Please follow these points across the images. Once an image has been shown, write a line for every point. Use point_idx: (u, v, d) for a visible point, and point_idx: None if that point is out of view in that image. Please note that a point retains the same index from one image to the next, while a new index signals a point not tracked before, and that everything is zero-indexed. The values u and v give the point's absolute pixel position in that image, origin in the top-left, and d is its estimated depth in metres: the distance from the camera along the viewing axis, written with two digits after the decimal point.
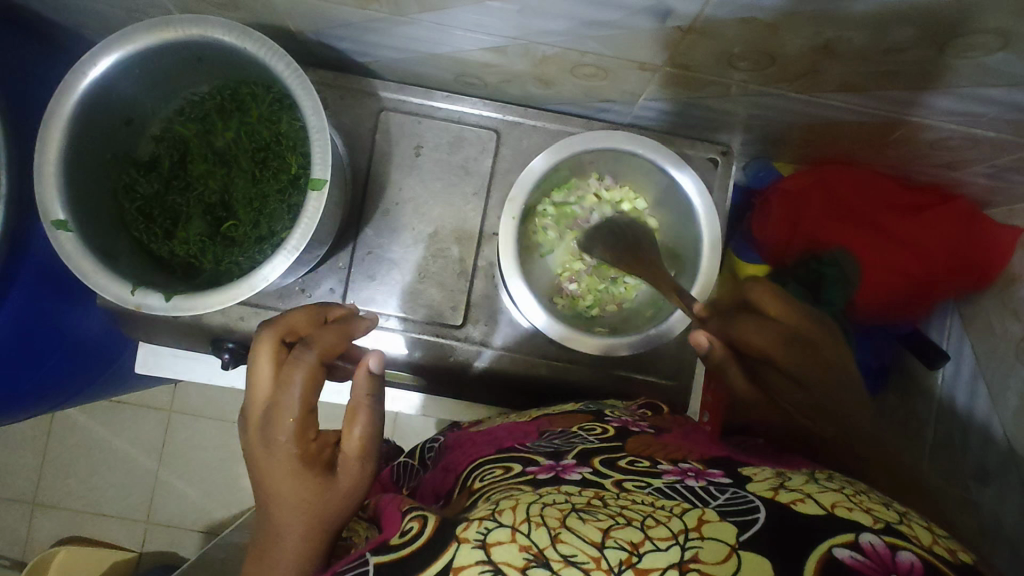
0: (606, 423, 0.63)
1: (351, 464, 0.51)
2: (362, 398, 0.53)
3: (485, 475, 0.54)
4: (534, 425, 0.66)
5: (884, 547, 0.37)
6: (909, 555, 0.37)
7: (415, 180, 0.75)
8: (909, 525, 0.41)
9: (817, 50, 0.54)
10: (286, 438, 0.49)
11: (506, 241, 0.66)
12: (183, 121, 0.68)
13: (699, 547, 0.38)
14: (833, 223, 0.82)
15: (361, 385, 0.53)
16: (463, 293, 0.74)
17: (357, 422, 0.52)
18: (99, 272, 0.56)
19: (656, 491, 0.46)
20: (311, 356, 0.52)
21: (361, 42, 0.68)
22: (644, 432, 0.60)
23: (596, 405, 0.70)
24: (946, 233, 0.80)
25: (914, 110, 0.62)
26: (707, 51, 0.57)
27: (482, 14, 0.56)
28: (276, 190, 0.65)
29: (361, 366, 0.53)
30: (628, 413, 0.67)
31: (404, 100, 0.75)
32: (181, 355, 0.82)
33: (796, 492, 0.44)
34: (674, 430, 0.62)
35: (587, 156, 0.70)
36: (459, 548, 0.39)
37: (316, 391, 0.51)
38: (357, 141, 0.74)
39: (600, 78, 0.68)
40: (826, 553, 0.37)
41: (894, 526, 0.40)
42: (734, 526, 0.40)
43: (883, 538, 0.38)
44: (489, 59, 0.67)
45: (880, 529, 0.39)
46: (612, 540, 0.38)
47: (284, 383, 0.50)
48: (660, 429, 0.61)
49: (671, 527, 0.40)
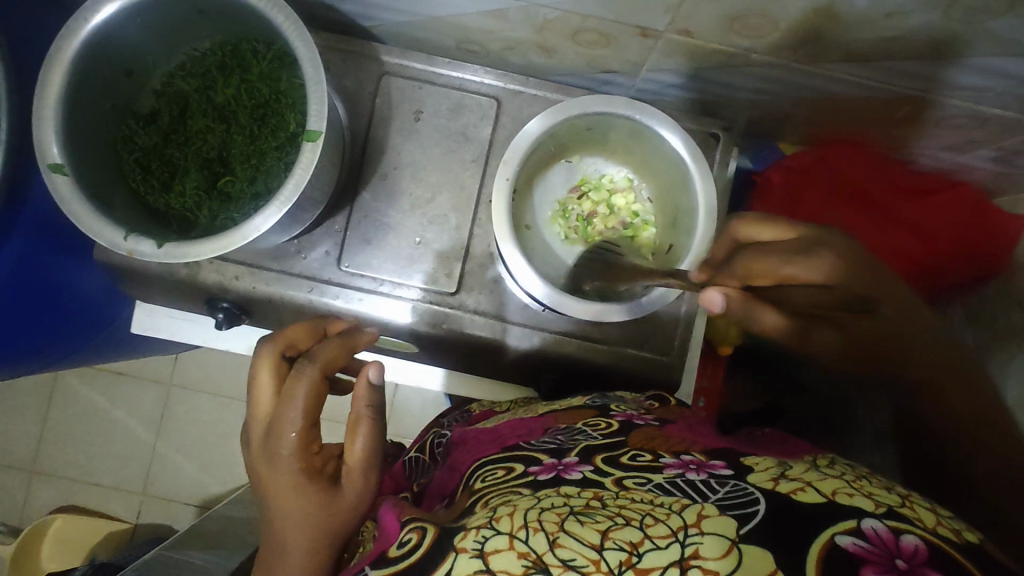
0: (611, 418, 0.61)
1: (355, 475, 0.52)
2: (362, 411, 0.52)
3: (487, 476, 0.54)
4: (540, 421, 0.65)
5: (888, 533, 0.35)
6: (913, 539, 0.34)
7: (414, 146, 0.75)
8: (912, 508, 0.38)
9: (819, 13, 0.53)
10: (289, 451, 0.48)
11: (501, 198, 0.65)
12: (184, 75, 0.68)
13: (699, 542, 0.36)
14: (835, 202, 0.80)
15: (360, 398, 0.52)
16: (458, 261, 0.74)
17: (358, 435, 0.53)
18: (95, 220, 0.56)
19: (656, 488, 0.44)
20: (312, 370, 0.51)
21: (364, 4, 0.68)
22: (649, 424, 0.59)
23: (602, 400, 0.69)
24: (952, 215, 0.79)
25: (919, 83, 0.61)
26: (707, 13, 0.56)
27: None
28: (273, 148, 0.65)
29: (359, 378, 0.52)
30: (634, 406, 0.66)
31: (406, 65, 0.75)
32: (178, 317, 0.82)
33: (796, 481, 0.41)
34: (680, 421, 0.61)
35: (583, 123, 0.69)
36: (458, 557, 0.39)
37: (317, 412, 0.50)
38: (358, 105, 0.74)
39: (601, 46, 0.68)
40: (829, 541, 0.35)
41: (896, 509, 0.37)
42: (733, 520, 0.38)
43: (886, 523, 0.36)
44: (490, 24, 0.67)
45: (882, 514, 0.37)
46: (612, 541, 0.37)
47: (286, 398, 0.49)
48: (665, 421, 0.60)
49: (670, 524, 0.38)
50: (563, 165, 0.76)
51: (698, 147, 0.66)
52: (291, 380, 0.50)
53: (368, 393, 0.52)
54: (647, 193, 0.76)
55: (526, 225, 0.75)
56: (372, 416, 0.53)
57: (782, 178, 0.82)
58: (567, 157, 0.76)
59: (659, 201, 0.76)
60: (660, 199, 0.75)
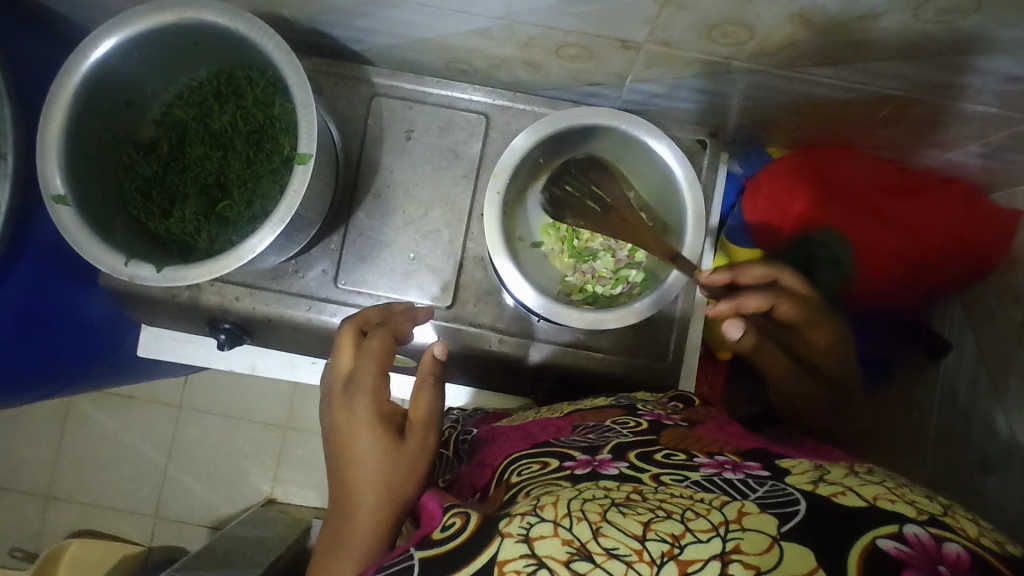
0: (639, 417, 0.56)
1: (418, 429, 0.51)
2: (426, 377, 0.55)
3: (523, 470, 0.49)
4: (567, 419, 0.60)
5: (930, 539, 0.33)
6: (956, 546, 0.33)
7: (406, 165, 0.76)
8: (953, 517, 0.36)
9: (792, 19, 0.54)
10: (366, 395, 0.51)
11: (492, 212, 0.67)
12: (181, 104, 0.70)
13: (740, 538, 0.34)
14: (824, 203, 0.80)
15: (425, 367, 0.56)
16: (452, 274, 0.75)
17: (422, 396, 0.54)
18: (97, 247, 0.58)
19: (694, 484, 0.40)
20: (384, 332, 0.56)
21: (353, 29, 0.70)
22: (678, 425, 0.53)
23: (627, 400, 0.63)
24: (944, 211, 0.79)
25: (898, 82, 0.62)
26: (684, 23, 0.58)
27: None
28: (269, 171, 0.67)
29: (425, 354, 0.57)
30: (659, 406, 0.60)
31: (396, 86, 0.77)
32: (182, 340, 0.84)
33: (836, 484, 0.38)
34: (709, 422, 0.55)
35: (568, 136, 0.70)
36: (502, 542, 0.35)
37: (387, 371, 0.54)
38: (351, 127, 0.77)
39: (584, 60, 0.69)
40: (869, 544, 0.33)
41: (940, 518, 0.35)
42: (774, 518, 0.35)
43: (929, 530, 0.33)
44: (476, 43, 0.69)
45: (926, 521, 0.34)
46: (654, 532, 0.34)
47: (366, 351, 0.54)
48: (694, 421, 0.55)
49: (711, 519, 0.35)
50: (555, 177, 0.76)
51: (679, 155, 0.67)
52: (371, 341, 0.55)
53: (432, 367, 0.56)
54: (635, 201, 0.76)
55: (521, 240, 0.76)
56: (436, 384, 0.55)
57: (770, 180, 0.82)
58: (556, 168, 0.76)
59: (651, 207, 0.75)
60: (651, 206, 0.74)
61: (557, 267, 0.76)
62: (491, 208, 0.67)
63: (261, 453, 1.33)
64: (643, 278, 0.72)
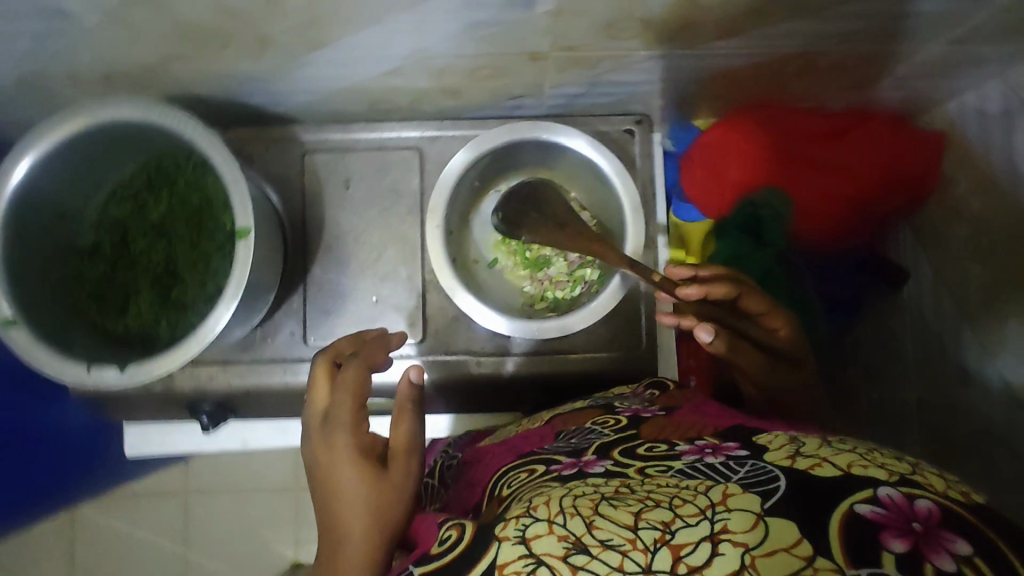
0: (619, 413, 0.57)
1: (401, 458, 0.50)
2: (406, 402, 0.53)
3: (513, 480, 0.50)
4: (550, 426, 0.61)
5: (903, 497, 0.33)
6: (926, 502, 0.33)
7: (350, 212, 0.77)
8: (922, 474, 0.36)
9: (679, 4, 0.56)
10: (344, 430, 0.49)
11: (436, 246, 0.69)
12: (116, 202, 0.70)
13: (726, 517, 0.33)
14: (759, 163, 0.83)
15: (403, 394, 0.54)
16: (418, 309, 0.76)
17: (402, 423, 0.52)
18: (57, 361, 0.59)
19: (679, 473, 0.40)
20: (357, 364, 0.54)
21: (270, 93, 0.71)
22: (657, 414, 0.54)
23: (606, 397, 0.64)
24: (870, 147, 0.82)
25: (795, 39, 0.65)
26: (582, 27, 0.60)
27: (379, 37, 0.59)
28: (215, 249, 0.67)
29: (402, 378, 0.54)
30: (638, 399, 0.61)
31: (325, 138, 0.78)
32: (167, 429, 0.84)
33: (812, 456, 0.38)
34: (687, 405, 0.56)
35: (500, 154, 0.73)
36: (500, 545, 0.35)
37: (366, 401, 0.52)
38: (290, 187, 0.77)
39: (499, 78, 0.71)
40: (846, 510, 0.33)
41: (909, 476, 0.35)
42: (757, 496, 0.35)
43: (900, 489, 0.34)
44: (392, 83, 0.70)
45: (897, 481, 0.34)
46: (645, 520, 0.34)
47: (340, 385, 0.52)
48: (672, 408, 0.55)
49: (698, 503, 0.35)
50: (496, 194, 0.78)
51: (606, 152, 0.71)
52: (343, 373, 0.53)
53: (410, 393, 0.54)
54: (577, 203, 0.77)
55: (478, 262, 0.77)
56: (416, 408, 0.54)
57: (702, 154, 0.85)
58: (496, 185, 0.78)
59: (592, 205, 0.77)
60: (593, 205, 0.76)
61: (514, 283, 0.77)
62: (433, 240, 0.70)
63: (279, 520, 1.32)
64: (598, 275, 0.73)
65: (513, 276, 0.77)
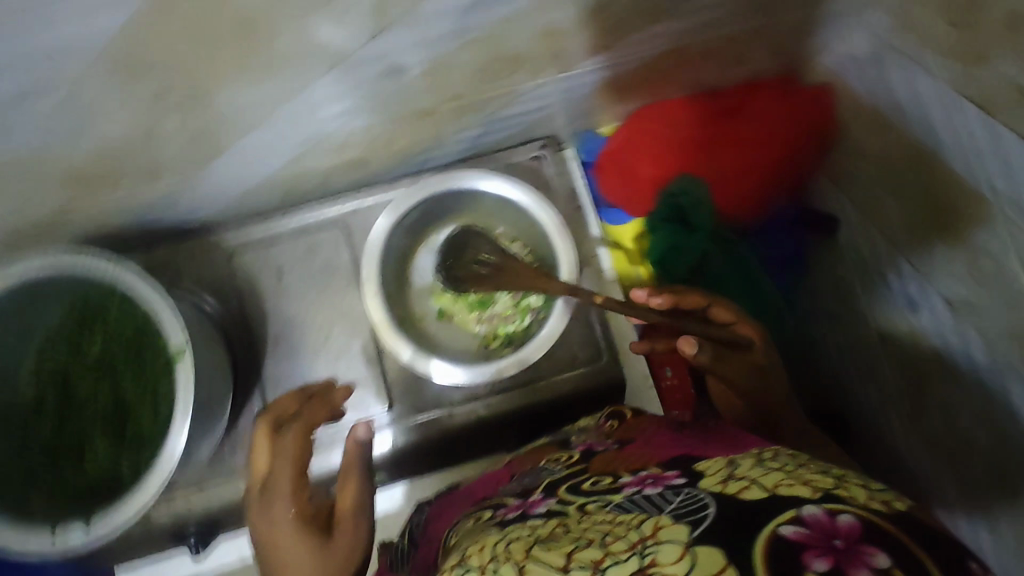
0: (572, 449, 0.59)
1: (347, 522, 0.48)
2: (352, 461, 0.52)
3: (460, 529, 0.51)
4: (506, 467, 0.63)
5: (826, 515, 0.32)
6: (850, 517, 0.32)
7: (290, 300, 0.77)
8: (847, 487, 0.35)
9: (544, 36, 0.61)
10: (285, 501, 0.49)
11: (379, 315, 0.70)
12: (47, 354, 0.68)
13: (655, 551, 0.33)
14: (667, 156, 0.87)
15: (348, 453, 0.53)
16: (380, 376, 0.76)
17: (349, 484, 0.51)
18: (19, 534, 0.60)
19: (616, 508, 0.41)
20: (297, 430, 0.55)
21: (180, 207, 0.71)
22: (609, 448, 0.55)
23: (563, 433, 0.66)
24: (764, 114, 0.87)
25: (660, 38, 0.70)
26: (463, 76, 0.63)
27: (274, 132, 0.62)
28: (157, 378, 0.65)
29: (349, 437, 0.54)
30: (594, 432, 0.62)
31: (246, 235, 0.77)
32: (159, 563, 0.81)
33: (742, 480, 0.38)
34: (639, 436, 0.57)
35: (421, 212, 0.75)
36: None
37: (307, 468, 0.52)
38: (223, 292, 0.77)
39: (401, 138, 0.72)
40: (770, 535, 0.31)
41: (833, 491, 0.35)
42: (686, 526, 0.34)
43: (824, 506, 0.33)
44: (298, 169, 0.71)
45: (821, 497, 0.34)
46: (576, 560, 0.35)
47: (280, 454, 0.52)
48: (625, 440, 0.57)
49: (629, 539, 0.35)
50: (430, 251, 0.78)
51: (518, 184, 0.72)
52: (284, 442, 0.54)
53: (356, 450, 0.53)
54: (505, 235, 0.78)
55: (427, 319, 0.78)
56: (362, 467, 0.52)
57: (617, 158, 0.89)
58: (426, 241, 0.78)
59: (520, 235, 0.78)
60: (521, 234, 0.77)
61: (468, 332, 0.78)
62: (376, 307, 0.71)
63: None
64: (541, 300, 0.74)
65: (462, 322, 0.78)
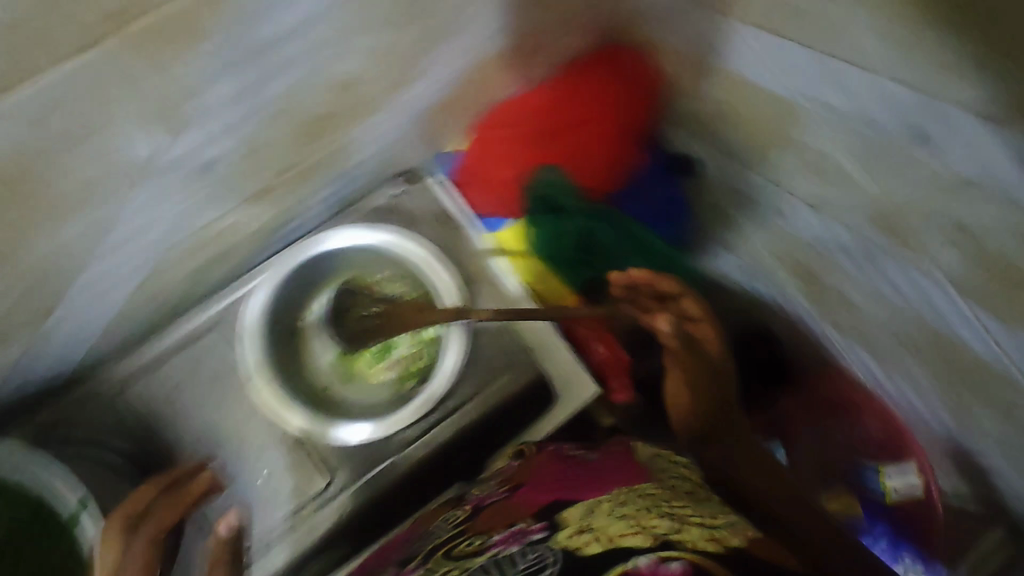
0: (465, 505, 0.70)
1: None
2: (222, 552, 0.66)
3: None
4: (399, 534, 0.72)
5: (654, 563, 0.49)
6: (677, 563, 0.49)
7: (195, 413, 0.75)
8: (684, 536, 0.52)
9: (338, 89, 0.60)
10: None
11: (279, 402, 0.75)
12: None
13: None
14: (515, 155, 0.91)
15: (219, 544, 0.66)
16: (310, 457, 0.75)
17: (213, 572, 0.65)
18: None
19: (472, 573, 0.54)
20: (139, 540, 0.61)
21: (44, 364, 0.68)
22: (498, 499, 0.66)
23: (462, 487, 0.75)
24: (588, 91, 0.91)
25: (463, 52, 0.71)
26: (276, 149, 0.62)
27: (106, 264, 0.60)
28: (64, 552, 0.61)
29: (220, 528, 0.66)
30: (490, 483, 0.72)
31: (130, 362, 0.75)
32: None
33: (589, 534, 0.54)
34: (530, 477, 0.69)
35: (300, 280, 0.79)
36: None
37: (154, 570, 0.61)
38: (123, 428, 0.74)
39: (248, 222, 0.72)
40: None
41: (664, 539, 0.52)
42: None
43: (656, 556, 0.50)
44: (153, 285, 0.69)
45: (656, 548, 0.51)
46: None
47: (129, 556, 0.60)
48: (515, 487, 0.67)
49: None
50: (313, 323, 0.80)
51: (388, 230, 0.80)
52: (158, 512, 0.64)
53: (227, 540, 0.66)
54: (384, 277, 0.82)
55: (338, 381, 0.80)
56: (229, 557, 0.66)
57: (474, 177, 0.91)
58: (304, 315, 0.81)
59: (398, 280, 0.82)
60: (397, 273, 0.82)
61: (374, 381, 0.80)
62: (274, 395, 0.75)
63: None
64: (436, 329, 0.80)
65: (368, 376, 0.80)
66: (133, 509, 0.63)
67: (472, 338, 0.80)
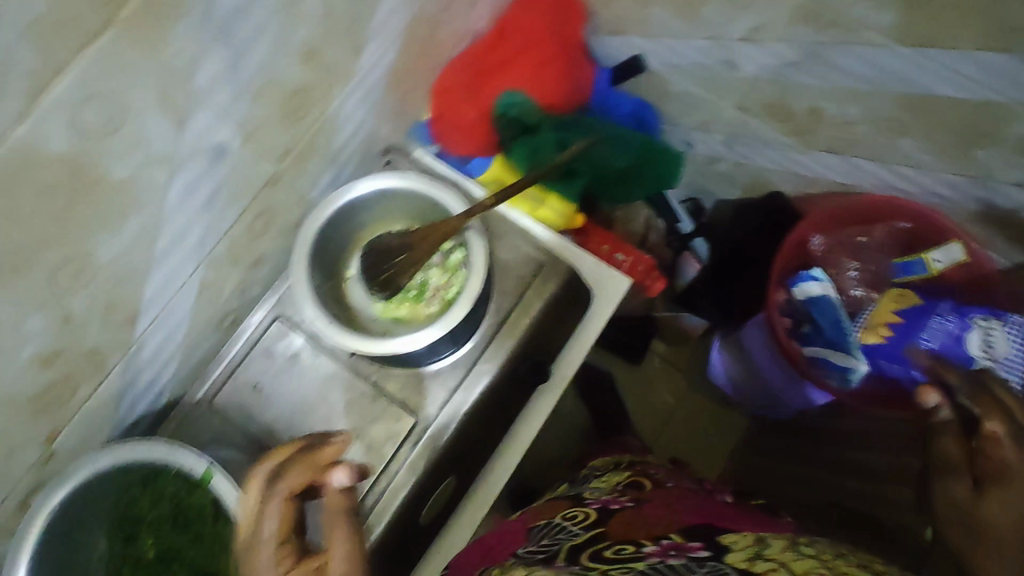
0: (589, 508, 0.69)
1: None
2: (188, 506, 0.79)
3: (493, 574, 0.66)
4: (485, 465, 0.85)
5: None
6: None
7: (282, 397, 0.84)
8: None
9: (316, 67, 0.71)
10: None
11: (354, 338, 0.73)
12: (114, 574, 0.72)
13: None
14: (480, 94, 1.02)
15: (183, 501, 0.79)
16: (391, 405, 0.82)
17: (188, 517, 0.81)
18: None
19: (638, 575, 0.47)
20: None
21: (140, 389, 0.78)
22: (625, 507, 0.65)
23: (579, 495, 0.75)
24: (524, 20, 1.01)
25: None
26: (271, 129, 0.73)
27: (166, 269, 0.69)
28: (209, 522, 0.70)
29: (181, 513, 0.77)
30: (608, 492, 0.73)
31: (212, 378, 0.85)
32: None
33: (770, 561, 0.44)
34: (653, 497, 0.67)
35: (321, 256, 0.78)
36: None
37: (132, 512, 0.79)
38: (224, 431, 0.83)
39: (270, 219, 0.81)
40: None
41: None
42: None
43: None
44: (209, 294, 0.80)
45: None
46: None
47: None
48: (639, 501, 0.66)
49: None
50: (353, 279, 0.82)
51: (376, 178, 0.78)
52: (286, 478, 0.63)
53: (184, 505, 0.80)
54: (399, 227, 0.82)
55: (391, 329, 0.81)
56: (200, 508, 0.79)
57: (443, 123, 1.03)
58: (345, 272, 0.82)
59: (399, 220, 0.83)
60: (407, 217, 0.83)
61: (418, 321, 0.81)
62: (341, 335, 0.73)
63: None
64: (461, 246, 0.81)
65: (416, 315, 0.81)
66: (267, 477, 0.63)
67: (499, 257, 0.86)
